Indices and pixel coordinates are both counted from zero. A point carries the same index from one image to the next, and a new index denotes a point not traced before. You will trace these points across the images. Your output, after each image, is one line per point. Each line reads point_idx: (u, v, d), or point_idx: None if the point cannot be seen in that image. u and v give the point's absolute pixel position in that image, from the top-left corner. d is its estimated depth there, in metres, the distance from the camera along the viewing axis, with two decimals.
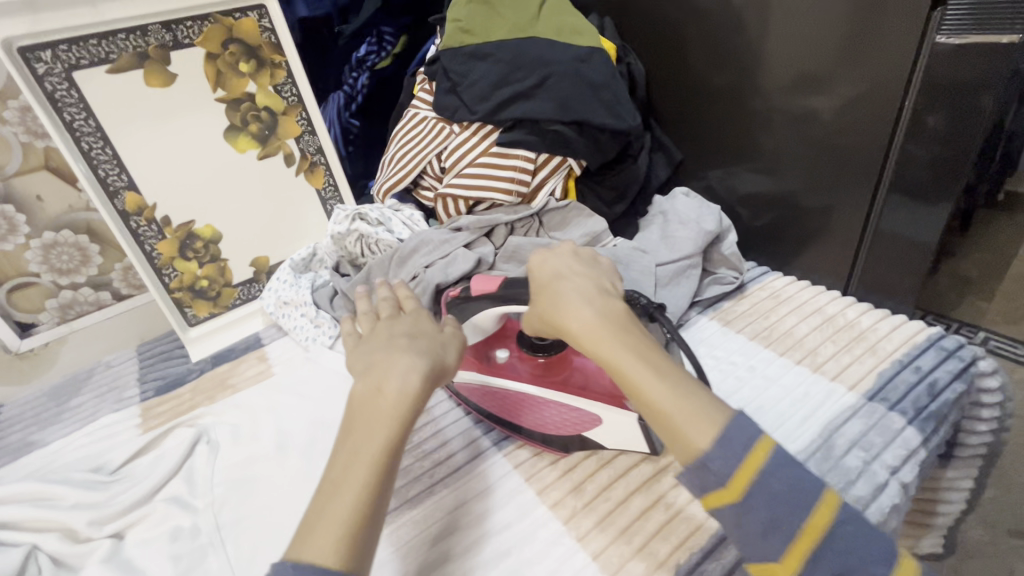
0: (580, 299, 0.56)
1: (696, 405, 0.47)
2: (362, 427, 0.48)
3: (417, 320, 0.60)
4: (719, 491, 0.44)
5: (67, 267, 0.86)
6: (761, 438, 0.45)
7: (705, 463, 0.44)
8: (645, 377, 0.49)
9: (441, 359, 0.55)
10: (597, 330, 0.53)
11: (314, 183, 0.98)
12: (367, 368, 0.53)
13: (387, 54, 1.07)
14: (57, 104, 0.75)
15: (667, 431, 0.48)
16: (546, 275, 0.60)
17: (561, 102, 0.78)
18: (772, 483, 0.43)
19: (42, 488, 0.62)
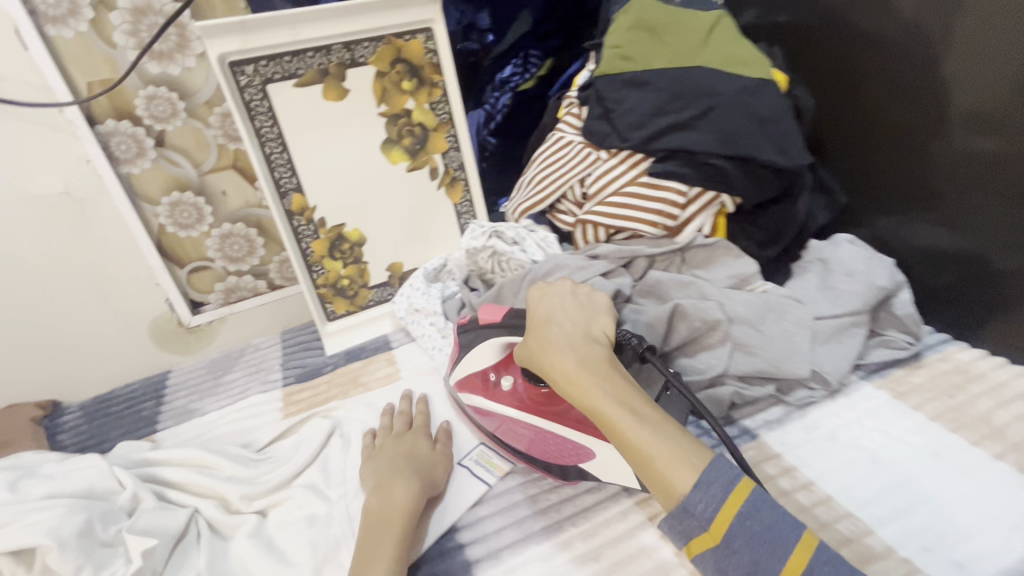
0: (566, 347, 0.59)
1: (680, 450, 0.51)
2: (374, 535, 0.55)
3: (416, 440, 0.67)
4: (700, 536, 0.49)
5: (236, 256, 0.95)
6: (737, 482, 0.49)
7: (688, 509, 0.48)
8: (630, 425, 0.52)
9: (433, 478, 0.62)
10: (582, 380, 0.56)
11: (452, 197, 1.01)
12: (376, 483, 0.61)
13: (530, 77, 1.10)
14: (251, 112, 0.84)
15: (654, 478, 0.51)
16: (535, 323, 0.63)
17: (724, 136, 0.74)
18: (749, 526, 0.47)
19: (204, 457, 0.68)
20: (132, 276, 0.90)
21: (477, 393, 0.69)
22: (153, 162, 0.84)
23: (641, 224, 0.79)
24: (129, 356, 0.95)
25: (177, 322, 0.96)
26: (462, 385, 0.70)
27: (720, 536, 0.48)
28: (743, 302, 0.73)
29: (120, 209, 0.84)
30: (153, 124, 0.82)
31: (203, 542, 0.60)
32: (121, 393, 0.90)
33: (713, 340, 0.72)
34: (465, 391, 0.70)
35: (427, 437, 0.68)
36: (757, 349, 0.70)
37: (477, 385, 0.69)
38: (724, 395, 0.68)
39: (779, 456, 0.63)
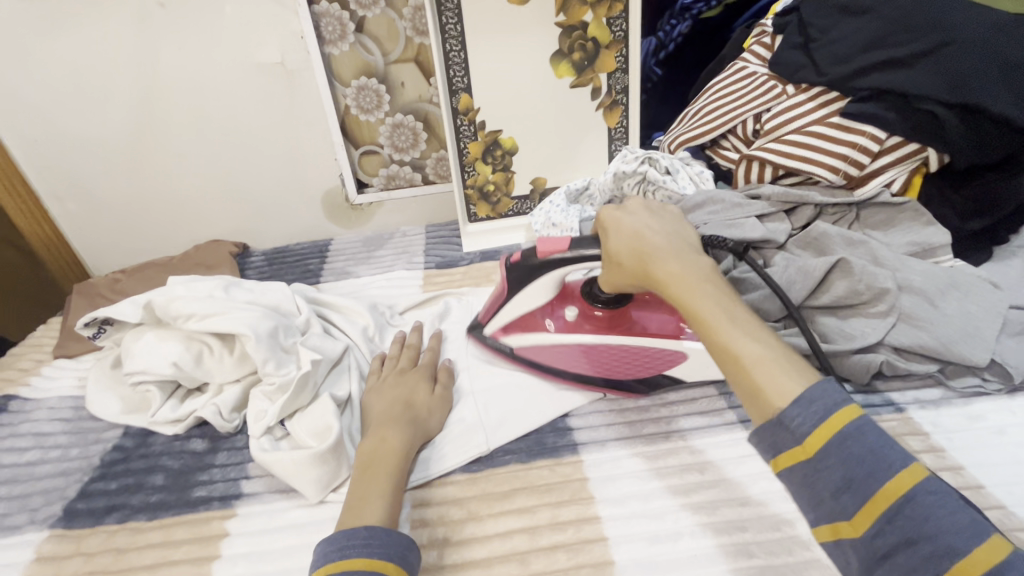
0: (664, 251, 0.55)
1: (783, 364, 0.45)
2: (367, 474, 0.53)
3: (417, 382, 0.64)
4: (789, 450, 0.42)
5: (402, 146, 1.03)
6: (846, 403, 0.41)
7: (782, 422, 0.42)
8: (727, 329, 0.48)
9: (428, 427, 0.60)
10: (679, 282, 0.52)
11: (608, 120, 0.99)
12: (372, 423, 0.59)
13: (717, 4, 1.00)
14: (440, 6, 0.88)
15: (749, 386, 0.45)
16: (629, 229, 0.58)
17: (952, 78, 0.63)
18: (851, 445, 0.40)
19: (357, 309, 0.78)
20: (317, 148, 1.02)
21: (532, 332, 0.67)
22: (350, 46, 0.93)
23: (819, 168, 0.72)
24: (304, 219, 1.09)
25: (345, 198, 1.08)
26: (507, 328, 0.68)
27: (815, 451, 0.40)
28: (921, 272, 0.65)
29: (318, 84, 0.95)
30: (357, 9, 0.90)
31: (353, 372, 0.69)
32: (295, 248, 1.05)
33: (875, 307, 0.65)
34: (512, 333, 0.68)
35: (429, 377, 0.66)
36: (928, 323, 0.62)
37: (534, 327, 0.67)
38: (874, 361, 0.62)
39: (926, 434, 0.57)
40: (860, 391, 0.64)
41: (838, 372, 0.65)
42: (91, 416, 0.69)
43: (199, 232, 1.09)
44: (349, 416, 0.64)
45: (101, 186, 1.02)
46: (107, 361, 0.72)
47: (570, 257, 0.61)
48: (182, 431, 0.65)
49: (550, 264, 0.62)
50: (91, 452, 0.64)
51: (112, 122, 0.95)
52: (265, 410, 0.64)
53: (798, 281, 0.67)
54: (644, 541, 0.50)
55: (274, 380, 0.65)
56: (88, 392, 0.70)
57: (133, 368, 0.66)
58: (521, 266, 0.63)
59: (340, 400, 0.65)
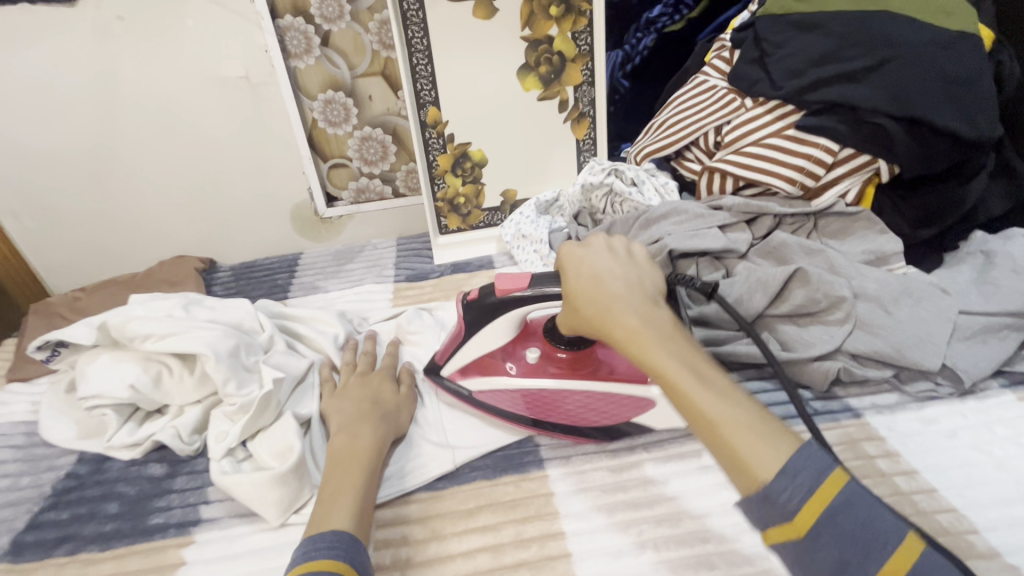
0: (624, 300, 0.52)
1: (764, 424, 0.44)
2: (340, 468, 0.53)
3: (382, 382, 0.65)
4: (780, 526, 0.40)
5: (371, 159, 1.03)
6: (830, 471, 0.40)
7: (770, 497, 0.40)
8: (699, 393, 0.45)
9: (397, 423, 0.61)
10: (641, 338, 0.49)
11: (576, 133, 1.00)
12: (341, 422, 0.59)
13: (681, 18, 1.03)
14: (406, 21, 0.89)
15: (729, 456, 0.43)
16: (580, 278, 0.54)
17: (895, 93, 0.66)
18: (844, 521, 0.39)
19: (325, 318, 0.78)
20: (283, 161, 1.01)
21: (494, 375, 0.62)
22: (317, 60, 0.93)
23: (776, 179, 0.74)
24: (273, 233, 1.08)
25: (314, 212, 1.07)
26: (465, 369, 0.63)
27: (808, 529, 0.39)
28: (876, 281, 0.67)
29: (284, 98, 0.94)
30: (322, 23, 0.90)
31: (317, 389, 0.68)
32: (263, 263, 1.04)
33: (830, 315, 0.67)
34: (469, 376, 0.63)
35: (393, 377, 0.66)
36: (882, 329, 0.64)
37: (491, 368, 0.62)
38: (831, 368, 0.63)
39: (883, 439, 0.59)
40: (819, 398, 0.65)
41: (798, 379, 0.66)
42: (43, 442, 0.67)
43: (163, 249, 1.07)
44: (315, 435, 0.62)
45: (59, 204, 0.99)
46: (61, 385, 0.70)
47: (531, 296, 0.57)
48: (138, 456, 0.63)
49: (511, 302, 0.58)
50: (42, 480, 0.62)
51: (69, 138, 0.93)
52: (226, 431, 0.62)
53: (759, 293, 0.68)
54: (607, 556, 0.50)
55: (236, 401, 0.64)
56: (41, 418, 0.68)
57: (87, 392, 0.64)
58: (482, 302, 0.59)
59: (302, 419, 0.63)
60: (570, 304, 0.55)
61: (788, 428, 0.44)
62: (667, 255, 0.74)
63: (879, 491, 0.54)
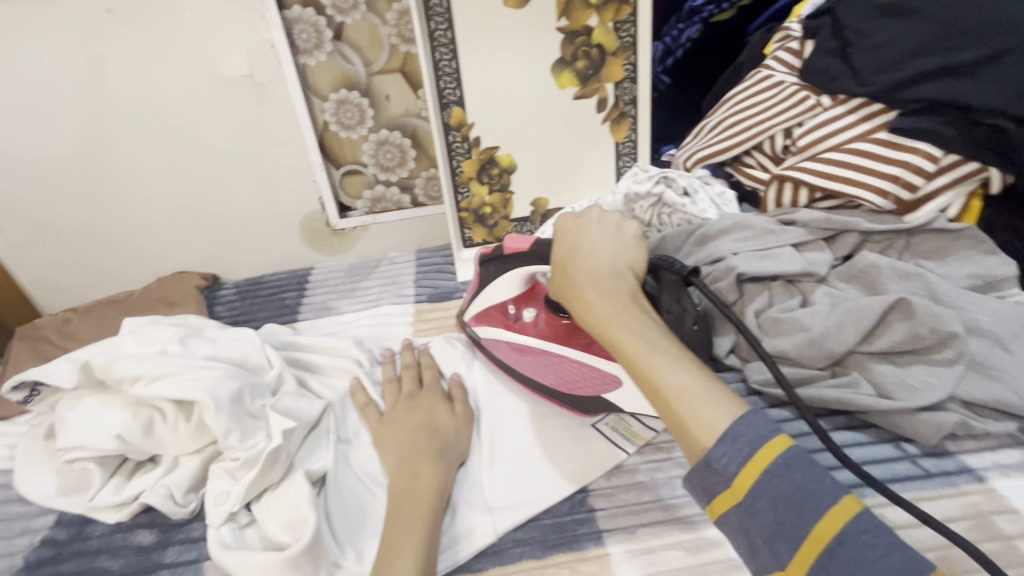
0: (589, 272, 0.53)
1: (712, 392, 0.44)
2: (399, 518, 0.48)
3: (433, 405, 0.59)
4: (722, 493, 0.41)
5: (388, 165, 0.93)
6: (771, 437, 0.40)
7: (710, 463, 0.41)
8: (649, 360, 0.46)
9: (458, 452, 0.55)
10: (599, 309, 0.50)
11: (615, 135, 0.90)
12: (398, 457, 0.54)
13: (729, 6, 0.91)
14: (429, 11, 0.79)
15: (675, 422, 0.43)
16: (556, 253, 0.56)
17: (1019, 89, 0.55)
18: (782, 485, 0.39)
19: (342, 347, 0.69)
20: (292, 168, 0.92)
21: (496, 326, 0.65)
22: (329, 56, 0.83)
23: (865, 190, 0.63)
24: (281, 246, 0.99)
25: (325, 223, 0.98)
26: (479, 317, 0.67)
27: (745, 492, 0.40)
28: (992, 312, 0.57)
29: (293, 99, 0.85)
30: (334, 15, 0.80)
31: (331, 438, 0.59)
32: (269, 280, 0.95)
33: (938, 354, 0.56)
34: (482, 325, 0.66)
35: (444, 398, 0.60)
36: (1005, 373, 0.54)
37: (496, 318, 0.65)
38: (947, 422, 0.53)
39: (1017, 512, 0.49)
40: (928, 455, 0.55)
41: (901, 432, 0.56)
42: (19, 498, 0.58)
43: (161, 264, 0.98)
44: (330, 496, 0.54)
45: (47, 217, 0.91)
46: (40, 430, 0.61)
47: (533, 258, 0.59)
48: (125, 519, 0.54)
49: (515, 261, 0.60)
50: (15, 548, 0.54)
51: (57, 144, 0.84)
52: (227, 492, 0.53)
53: (850, 328, 0.58)
54: None
55: (239, 455, 0.55)
56: (17, 469, 0.59)
57: (66, 443, 0.55)
58: (498, 260, 0.61)
59: (315, 477, 0.55)
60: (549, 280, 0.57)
61: (734, 394, 0.45)
62: (734, 280, 0.65)
63: None
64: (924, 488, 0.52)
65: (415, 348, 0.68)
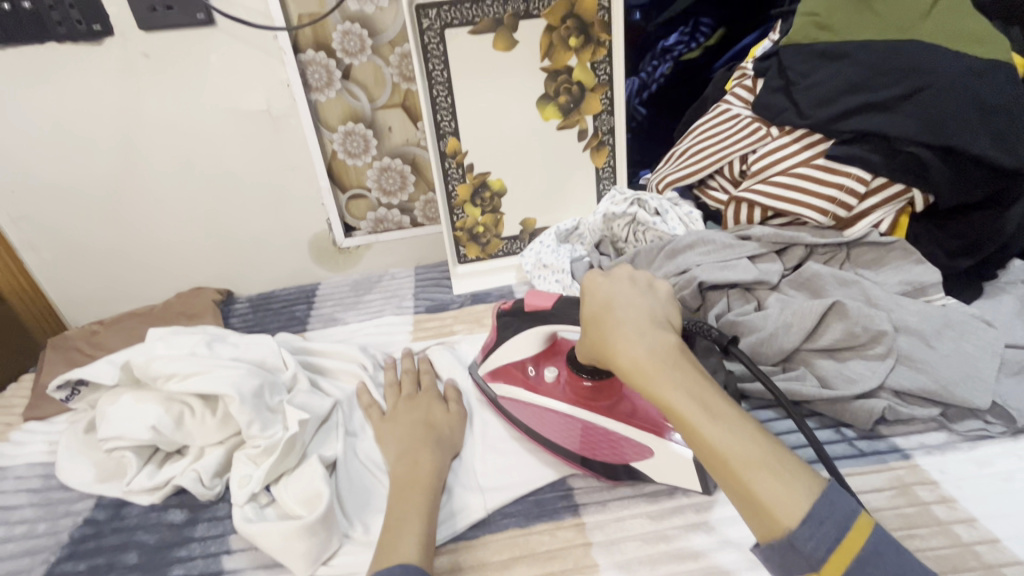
0: (632, 330, 0.50)
1: (787, 464, 0.42)
2: (402, 495, 0.54)
3: (431, 403, 0.67)
4: (806, 575, 0.40)
5: (389, 189, 1.03)
6: (856, 516, 0.40)
7: (794, 544, 0.40)
8: (713, 430, 0.43)
9: (452, 444, 0.62)
10: (649, 371, 0.47)
11: (595, 161, 1.00)
12: (397, 448, 0.61)
13: (697, 46, 1.03)
14: (427, 54, 0.89)
15: (748, 498, 0.42)
16: (593, 306, 0.54)
17: (931, 121, 0.65)
18: (875, 571, 0.38)
19: (350, 352, 0.77)
20: (302, 193, 1.01)
21: (517, 386, 0.65)
22: (337, 93, 0.93)
23: (807, 209, 0.72)
24: (290, 264, 1.07)
25: (332, 242, 1.06)
26: (497, 374, 0.67)
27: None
28: (916, 312, 0.65)
29: (305, 130, 0.95)
30: (343, 57, 0.90)
31: (340, 428, 0.66)
32: (280, 294, 1.03)
33: (871, 349, 0.64)
34: (501, 383, 0.67)
35: (440, 398, 0.68)
36: (927, 365, 0.62)
37: (516, 377, 0.66)
38: (877, 407, 0.61)
39: (935, 483, 0.56)
40: (863, 437, 0.63)
41: (840, 418, 0.63)
42: (61, 485, 0.65)
43: (180, 281, 1.06)
44: (340, 477, 0.61)
45: (78, 237, 0.99)
46: (80, 424, 0.68)
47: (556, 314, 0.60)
48: (159, 501, 0.61)
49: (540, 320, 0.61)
50: (59, 527, 0.61)
51: (91, 172, 0.94)
52: (250, 475, 0.60)
53: (795, 329, 0.66)
54: None
55: (260, 442, 0.62)
56: (59, 459, 0.66)
57: (107, 433, 0.63)
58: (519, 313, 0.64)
59: (328, 462, 0.62)
60: (586, 333, 0.55)
61: (807, 464, 0.43)
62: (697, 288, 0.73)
63: (937, 541, 0.52)
64: (858, 465, 0.60)
65: (415, 356, 0.76)
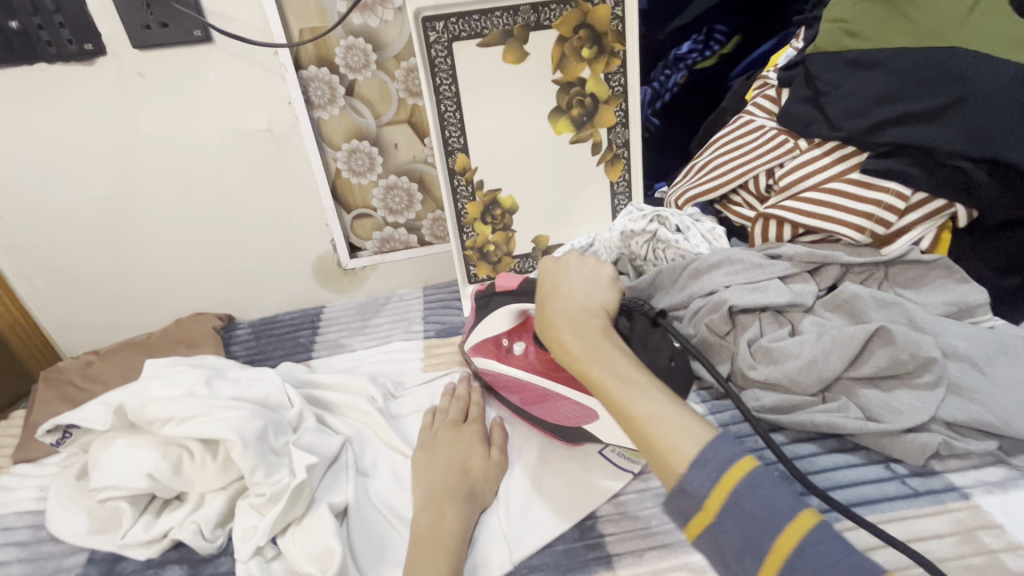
0: (564, 314, 0.59)
1: (682, 419, 0.48)
2: (424, 555, 0.51)
3: (471, 446, 0.62)
4: (696, 516, 0.45)
5: (396, 208, 0.99)
6: (739, 458, 0.45)
7: (684, 488, 0.45)
8: (621, 391, 0.51)
9: (482, 497, 0.58)
10: (575, 347, 0.56)
11: (610, 175, 0.96)
12: (427, 494, 0.57)
13: (711, 54, 1.00)
14: (434, 68, 0.85)
15: (648, 449, 0.48)
16: (539, 296, 0.64)
17: (977, 133, 0.61)
18: (745, 503, 0.43)
19: (358, 384, 0.73)
20: (306, 213, 0.97)
21: (492, 359, 0.69)
22: (341, 110, 0.89)
23: (843, 227, 0.68)
24: (293, 286, 1.03)
25: (337, 263, 1.02)
26: (477, 350, 0.72)
27: (714, 513, 0.44)
28: (966, 336, 0.61)
29: (308, 149, 0.91)
30: (346, 73, 0.87)
31: (351, 471, 0.62)
32: (284, 318, 0.99)
33: (920, 378, 0.60)
34: (479, 358, 0.71)
35: (483, 440, 0.63)
36: (982, 395, 0.58)
37: (490, 351, 0.70)
38: (931, 442, 0.57)
39: (1000, 528, 0.52)
40: (916, 474, 0.58)
41: (889, 453, 0.59)
42: (52, 537, 0.61)
43: (179, 307, 1.02)
44: (352, 526, 0.57)
45: (72, 264, 0.95)
46: (72, 470, 0.64)
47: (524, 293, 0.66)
48: (156, 555, 0.57)
49: (507, 297, 0.68)
50: None
51: (85, 196, 0.90)
52: (254, 526, 0.56)
53: (836, 357, 0.62)
54: None
55: (264, 490, 0.57)
56: (49, 509, 0.62)
57: (99, 483, 0.58)
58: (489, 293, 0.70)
59: (338, 509, 0.58)
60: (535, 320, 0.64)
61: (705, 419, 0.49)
62: (727, 312, 0.69)
63: None
64: (913, 507, 0.55)
65: (462, 382, 0.72)
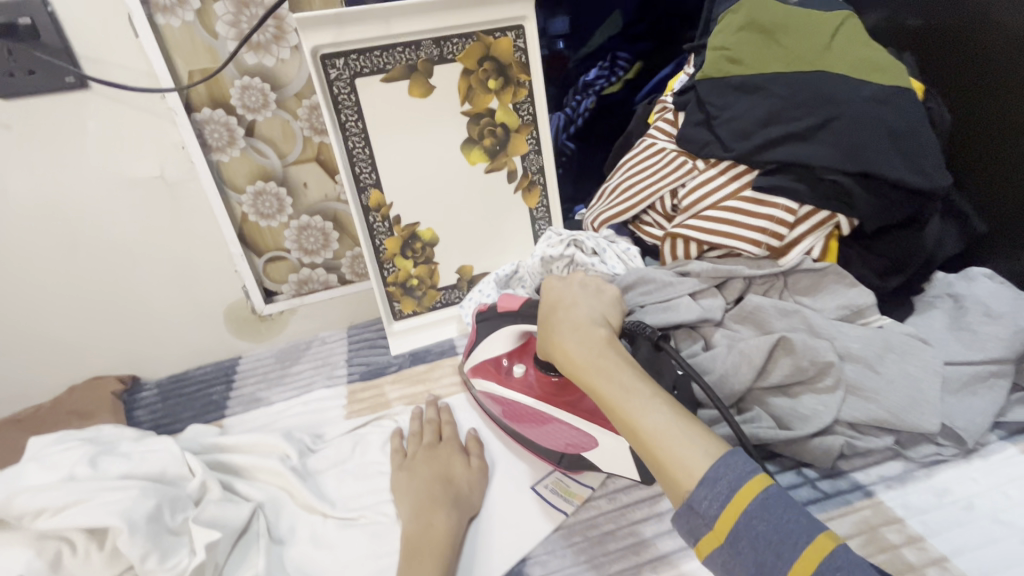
0: (568, 326, 0.59)
1: (691, 433, 0.47)
2: (415, 565, 0.53)
3: (452, 456, 0.65)
4: (706, 535, 0.44)
5: (311, 248, 0.95)
6: (751, 476, 0.44)
7: (693, 506, 0.44)
8: (628, 404, 0.50)
9: (471, 504, 0.60)
10: (582, 362, 0.55)
11: (528, 202, 0.97)
12: (414, 506, 0.59)
13: (617, 80, 1.04)
14: (338, 104, 0.83)
15: (657, 465, 0.47)
16: (544, 310, 0.64)
17: (848, 149, 0.66)
18: (758, 526, 0.42)
19: (270, 442, 0.68)
20: (214, 261, 0.91)
21: (494, 381, 0.71)
22: (242, 151, 0.85)
23: (741, 242, 0.71)
24: (204, 339, 0.97)
25: (250, 310, 0.97)
26: (477, 371, 0.73)
27: (724, 535, 0.43)
28: (858, 338, 0.64)
29: (208, 194, 0.86)
30: (244, 113, 0.83)
31: (261, 543, 0.57)
32: (195, 374, 0.92)
33: (821, 382, 0.63)
34: (479, 379, 0.72)
35: (462, 449, 0.66)
36: (875, 394, 0.61)
37: (490, 373, 0.71)
38: (834, 445, 0.59)
39: (901, 522, 0.55)
40: (826, 477, 0.61)
41: (801, 458, 0.61)
42: None
43: (73, 372, 0.93)
44: None
45: None
46: None
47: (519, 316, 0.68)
48: None
49: (505, 318, 0.69)
50: None
51: None
52: None
53: (744, 369, 0.64)
54: None
55: None
56: None
57: None
58: (489, 315, 0.71)
59: None
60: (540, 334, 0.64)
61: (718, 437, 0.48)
62: None
63: None
64: (825, 509, 0.57)
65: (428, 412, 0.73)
